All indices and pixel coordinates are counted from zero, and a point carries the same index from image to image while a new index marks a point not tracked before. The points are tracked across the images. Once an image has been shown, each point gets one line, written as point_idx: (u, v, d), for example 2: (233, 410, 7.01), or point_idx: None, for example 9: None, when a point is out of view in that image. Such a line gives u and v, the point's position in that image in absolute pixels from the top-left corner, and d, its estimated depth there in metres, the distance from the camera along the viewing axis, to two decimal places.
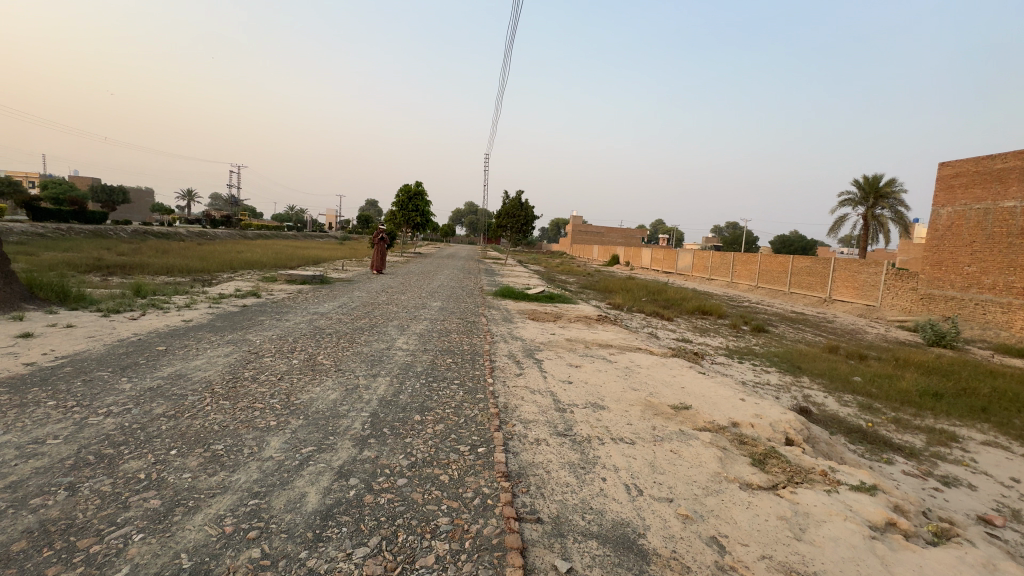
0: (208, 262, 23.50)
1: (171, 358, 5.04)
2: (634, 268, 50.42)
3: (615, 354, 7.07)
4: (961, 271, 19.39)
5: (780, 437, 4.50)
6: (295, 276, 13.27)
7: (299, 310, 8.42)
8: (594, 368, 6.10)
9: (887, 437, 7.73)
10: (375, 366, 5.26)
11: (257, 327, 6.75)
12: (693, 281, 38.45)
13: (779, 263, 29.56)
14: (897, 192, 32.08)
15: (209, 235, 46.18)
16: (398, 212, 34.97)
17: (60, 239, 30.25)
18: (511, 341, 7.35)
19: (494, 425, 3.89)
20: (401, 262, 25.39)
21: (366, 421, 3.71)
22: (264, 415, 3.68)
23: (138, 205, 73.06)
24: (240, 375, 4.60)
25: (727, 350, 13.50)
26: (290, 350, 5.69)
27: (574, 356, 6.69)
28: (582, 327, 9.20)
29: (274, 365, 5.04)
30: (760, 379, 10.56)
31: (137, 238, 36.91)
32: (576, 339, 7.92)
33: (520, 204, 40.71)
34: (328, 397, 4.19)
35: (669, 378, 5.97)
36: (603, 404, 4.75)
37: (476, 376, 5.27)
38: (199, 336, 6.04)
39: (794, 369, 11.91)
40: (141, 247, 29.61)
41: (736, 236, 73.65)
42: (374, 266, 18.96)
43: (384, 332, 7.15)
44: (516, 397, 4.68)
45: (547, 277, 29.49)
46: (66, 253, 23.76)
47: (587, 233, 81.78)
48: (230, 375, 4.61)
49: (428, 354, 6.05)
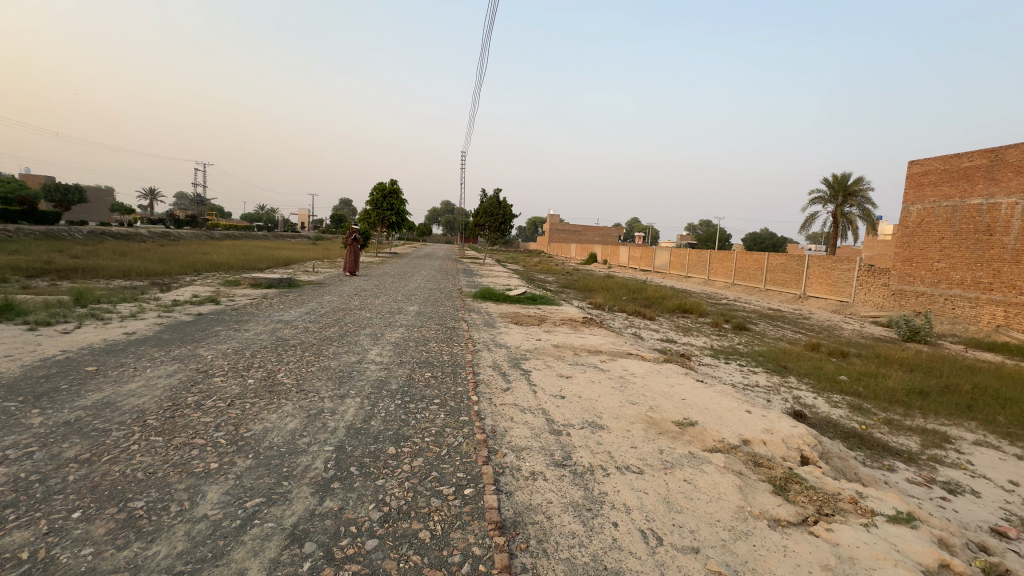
0: (168, 264, 22.15)
1: (100, 381, 4.29)
2: (612, 266, 50.52)
3: (607, 362, 6.59)
4: (931, 267, 19.73)
5: (795, 456, 4.09)
6: (260, 279, 12.38)
7: (261, 318, 7.65)
8: (586, 380, 5.61)
9: (883, 440, 7.48)
10: (344, 385, 4.63)
11: (210, 340, 6.01)
12: (670, 278, 38.59)
13: (755, 260, 29.78)
14: (865, 190, 32.81)
15: (172, 236, 44.04)
16: (372, 210, 33.97)
17: (4, 241, 28.15)
18: (494, 349, 6.79)
19: (482, 456, 3.33)
20: (376, 263, 24.69)
21: (330, 458, 3.12)
22: (203, 456, 3.02)
23: (95, 204, 69.30)
24: (182, 402, 3.91)
25: (712, 350, 13.26)
26: (245, 367, 5.00)
27: (564, 365, 6.19)
28: (568, 331, 8.69)
29: (224, 387, 4.35)
30: (749, 381, 10.28)
31: (94, 240, 34.78)
32: (564, 345, 7.41)
33: (498, 202, 40.13)
34: (285, 427, 3.55)
35: (667, 388, 5.52)
36: (602, 424, 4.25)
37: (458, 392, 4.69)
38: (140, 352, 5.28)
39: (780, 369, 11.72)
40: (96, 249, 27.81)
41: (709, 233, 75.06)
42: (347, 268, 18.09)
43: (357, 343, 6.50)
44: (505, 418, 4.13)
45: (526, 276, 29.00)
46: (12, 257, 22.08)
47: (564, 231, 81.74)
48: (170, 401, 3.92)
49: (405, 367, 5.44)
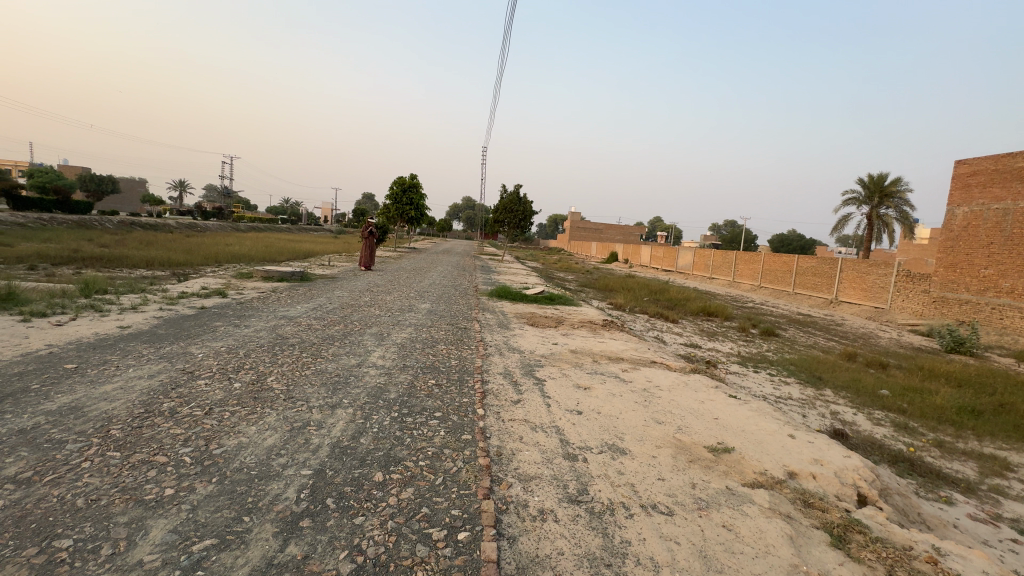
0: (190, 255, 22.31)
1: (75, 382, 3.95)
2: (633, 266, 49.53)
3: (629, 371, 6.03)
4: (977, 274, 18.47)
5: (851, 495, 3.50)
6: (272, 272, 12.14)
7: (265, 314, 7.32)
8: (606, 392, 5.07)
9: (936, 466, 6.72)
10: (337, 393, 4.18)
11: (207, 337, 5.67)
12: (693, 280, 37.47)
13: (784, 262, 28.55)
14: (903, 191, 31.14)
15: (198, 227, 44.78)
16: (391, 205, 33.86)
17: (39, 229, 28.88)
18: (506, 354, 6.29)
19: (483, 488, 2.84)
20: (394, 258, 24.44)
21: (306, 486, 2.67)
22: (160, 479, 2.61)
23: (128, 195, 71.41)
24: (155, 408, 3.52)
25: (739, 357, 12.50)
26: (235, 369, 4.61)
27: (582, 374, 5.67)
28: (587, 335, 8.13)
29: (206, 392, 3.95)
30: (781, 393, 9.55)
31: (123, 229, 35.48)
32: (582, 351, 6.86)
33: (518, 199, 39.56)
34: (261, 444, 3.13)
35: (696, 405, 4.95)
36: (623, 448, 3.72)
37: (462, 405, 4.21)
38: (129, 349, 4.94)
39: (814, 380, 10.93)
40: (124, 239, 28.32)
41: (734, 234, 72.81)
42: (362, 262, 17.82)
43: (360, 343, 6.07)
44: (513, 438, 3.64)
45: (545, 274, 28.38)
46: (44, 244, 22.61)
47: (585, 229, 80.68)
48: (143, 407, 3.54)
49: (407, 373, 4.98)
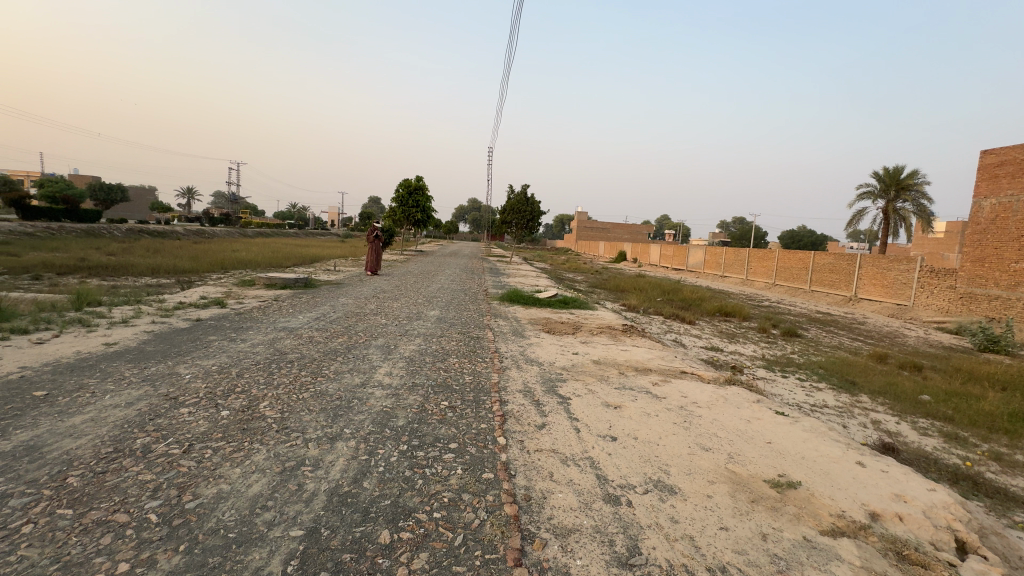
0: (197, 261, 22.07)
1: (41, 413, 3.46)
2: (643, 265, 48.81)
3: (660, 385, 5.46)
4: (1007, 269, 17.61)
5: (951, 542, 2.92)
6: (275, 278, 11.72)
7: (264, 326, 6.85)
8: (640, 412, 4.52)
9: (1001, 484, 6.04)
10: (338, 422, 3.67)
11: (198, 354, 5.20)
12: (705, 278, 36.71)
13: (799, 259, 27.71)
14: (920, 184, 30.15)
15: (206, 234, 44.78)
16: (397, 208, 33.49)
17: (48, 239, 28.90)
18: (524, 367, 5.75)
19: (513, 552, 2.30)
20: (401, 262, 23.95)
21: (293, 555, 2.15)
22: (114, 549, 2.11)
23: (137, 203, 71.81)
24: (127, 447, 3.03)
25: (764, 361, 11.84)
26: (224, 393, 4.10)
27: (611, 390, 5.12)
28: (607, 343, 7.56)
29: (188, 423, 3.45)
30: (814, 400, 8.90)
31: (131, 237, 35.54)
32: (607, 362, 6.29)
33: (526, 199, 39.01)
34: (245, 493, 2.61)
35: (743, 426, 4.38)
36: (671, 485, 3.17)
37: (480, 433, 3.68)
38: (110, 371, 4.46)
39: (847, 385, 10.24)
40: (131, 246, 28.21)
41: (744, 231, 71.60)
42: (368, 266, 17.32)
43: (365, 358, 5.56)
44: (543, 476, 3.10)
45: (555, 276, 27.81)
46: (52, 254, 22.50)
47: (592, 229, 79.93)
48: (113, 446, 3.05)
49: (416, 394, 4.44)
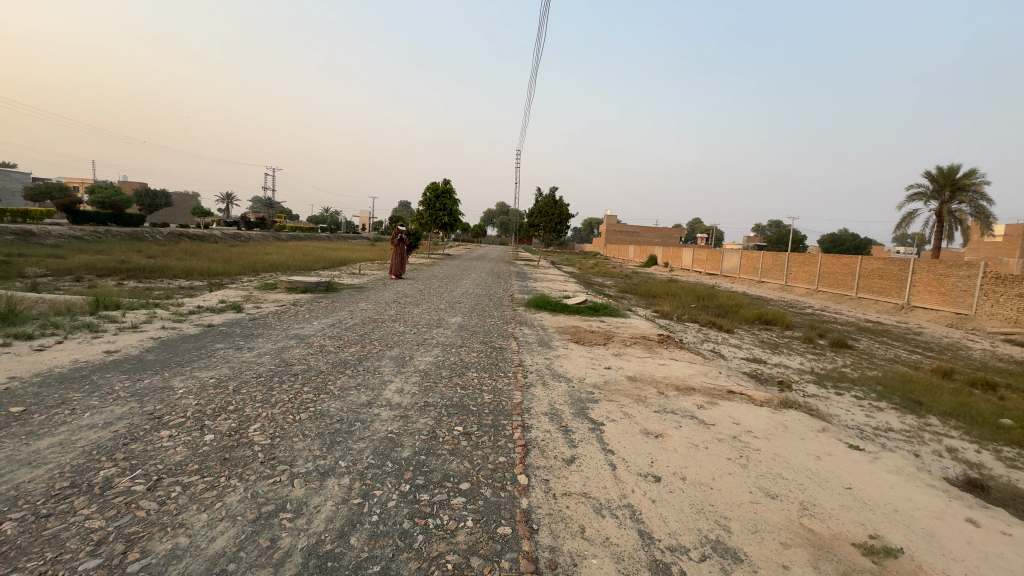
0: (228, 264, 22.43)
1: (8, 434, 3.10)
2: (674, 270, 47.42)
3: (707, 408, 4.78)
4: None
5: None
6: (296, 283, 11.51)
7: (276, 333, 6.48)
8: (686, 442, 3.86)
9: None
10: (334, 451, 3.17)
11: (199, 365, 4.82)
12: (741, 283, 35.11)
13: (844, 264, 26.03)
14: (979, 184, 27.89)
15: (242, 238, 45.93)
16: (425, 211, 33.42)
17: (93, 242, 30.03)
18: (550, 384, 5.14)
19: None
20: (427, 265, 23.73)
21: None
22: None
23: (180, 208, 74.94)
24: (84, 483, 2.59)
25: (813, 376, 10.80)
26: (213, 412, 3.66)
27: (650, 413, 4.47)
28: (642, 356, 6.86)
29: (164, 450, 3.02)
30: (877, 422, 7.89)
31: (171, 241, 36.84)
32: (643, 379, 5.60)
33: (554, 202, 38.33)
34: (202, 551, 2.12)
35: (813, 464, 3.65)
36: (735, 549, 2.52)
37: (497, 469, 3.11)
38: (99, 384, 4.11)
39: (911, 406, 9.15)
40: (169, 249, 28.98)
41: (781, 234, 68.78)
42: (392, 269, 17.05)
43: (376, 371, 5.06)
44: (573, 533, 2.51)
45: (584, 280, 26.96)
46: (95, 256, 23.31)
47: (622, 231, 78.44)
48: (69, 480, 2.62)
49: (428, 416, 3.91)
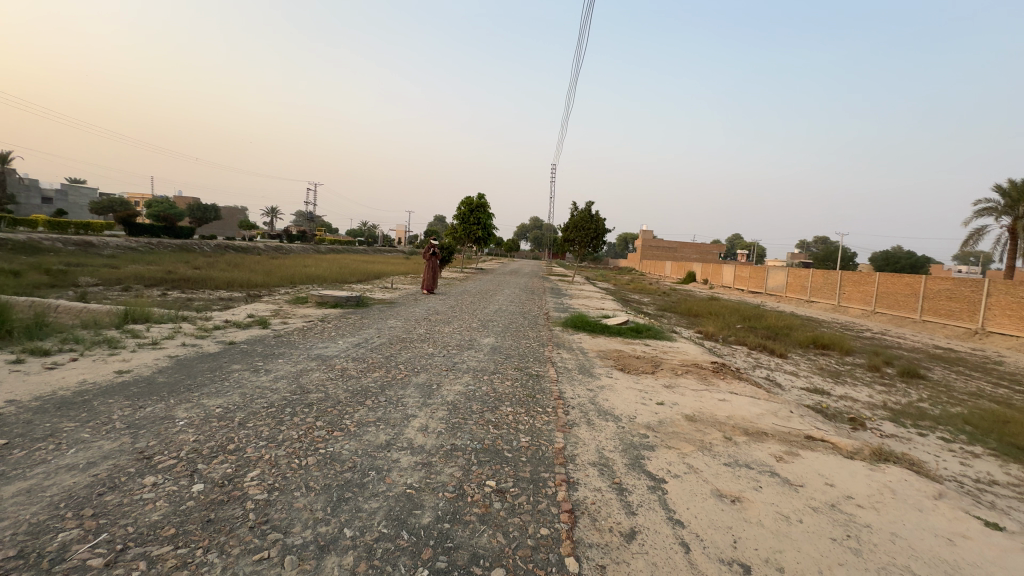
0: (268, 276, 22.80)
1: None
2: (715, 287, 45.43)
3: (789, 461, 3.95)
4: None
5: None
6: (327, 297, 11.27)
7: (298, 353, 6.06)
8: (773, 512, 3.08)
9: None
10: (339, 515, 2.59)
11: (209, 390, 4.39)
12: (788, 303, 33.16)
13: (906, 285, 23.98)
14: None
15: (283, 250, 47.28)
16: (459, 225, 33.38)
17: (147, 253, 31.43)
18: (596, 424, 4.44)
19: None
20: (460, 280, 23.38)
21: None
22: None
23: (229, 222, 78.45)
24: (27, 557, 2.08)
25: (887, 411, 9.51)
26: (211, 454, 3.17)
27: (720, 468, 3.70)
28: (698, 390, 6.04)
29: (143, 505, 2.52)
30: (977, 472, 6.65)
31: (217, 253, 38.20)
32: (704, 420, 4.81)
33: (590, 217, 37.53)
34: None
35: (947, 553, 2.79)
36: None
37: (540, 550, 2.45)
38: (97, 412, 3.71)
39: (1013, 452, 7.82)
40: (215, 261, 29.95)
41: (829, 251, 65.16)
42: (424, 284, 16.70)
43: (398, 403, 4.49)
44: None
45: (621, 298, 26.03)
46: (146, 267, 24.24)
47: (658, 247, 76.54)
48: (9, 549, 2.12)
49: (455, 465, 3.29)
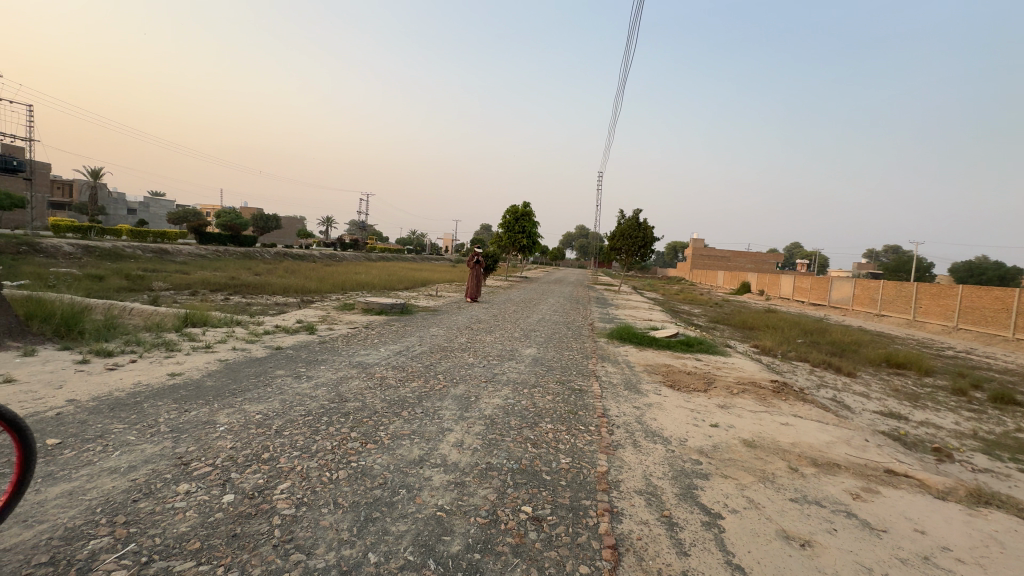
0: (321, 283, 23.71)
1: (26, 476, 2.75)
2: (771, 298, 42.94)
3: (867, 500, 3.46)
4: None
5: None
6: (372, 304, 11.47)
7: (340, 360, 6.10)
8: (852, 563, 2.66)
9: None
10: (363, 537, 2.44)
11: (252, 395, 4.44)
12: (855, 316, 30.76)
13: (995, 299, 21.56)
14: None
15: (337, 258, 49.25)
16: (505, 234, 33.49)
17: (214, 260, 33.64)
18: (643, 446, 4.12)
19: None
20: (504, 289, 23.32)
21: None
22: None
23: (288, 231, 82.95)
24: (55, 565, 2.06)
25: (979, 442, 8.42)
26: (245, 462, 3.13)
27: (786, 504, 3.28)
28: (757, 411, 5.54)
29: (173, 515, 2.49)
30: None
31: (276, 260, 40.34)
32: (765, 446, 4.36)
33: (638, 225, 36.57)
34: None
35: None
36: None
37: None
38: (146, 414, 3.81)
39: None
40: (274, 267, 31.58)
41: (902, 261, 60.15)
42: (467, 292, 16.73)
43: (434, 415, 4.35)
44: None
45: (670, 309, 25.08)
46: (212, 273, 25.88)
47: (710, 256, 73.62)
48: (40, 555, 2.11)
49: (488, 487, 3.09)
